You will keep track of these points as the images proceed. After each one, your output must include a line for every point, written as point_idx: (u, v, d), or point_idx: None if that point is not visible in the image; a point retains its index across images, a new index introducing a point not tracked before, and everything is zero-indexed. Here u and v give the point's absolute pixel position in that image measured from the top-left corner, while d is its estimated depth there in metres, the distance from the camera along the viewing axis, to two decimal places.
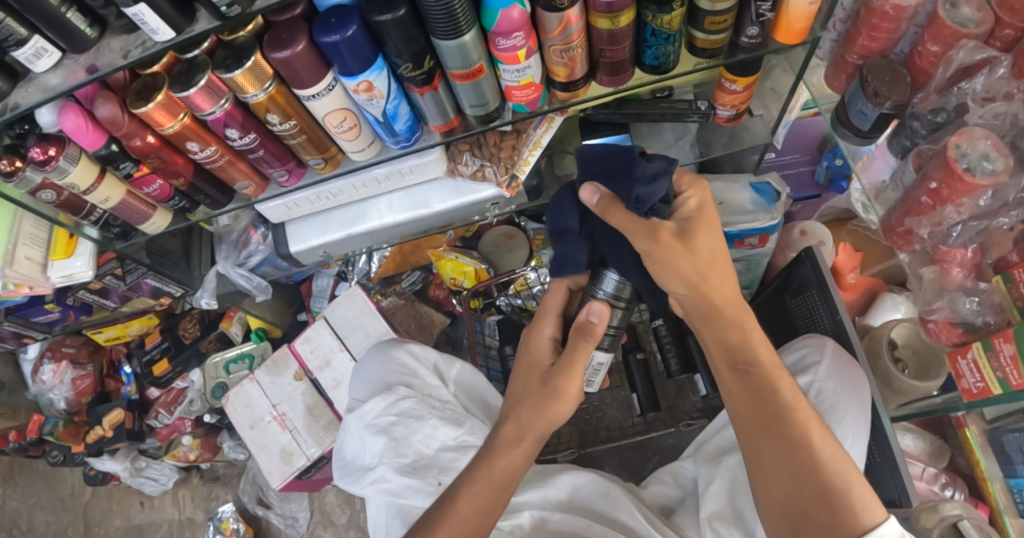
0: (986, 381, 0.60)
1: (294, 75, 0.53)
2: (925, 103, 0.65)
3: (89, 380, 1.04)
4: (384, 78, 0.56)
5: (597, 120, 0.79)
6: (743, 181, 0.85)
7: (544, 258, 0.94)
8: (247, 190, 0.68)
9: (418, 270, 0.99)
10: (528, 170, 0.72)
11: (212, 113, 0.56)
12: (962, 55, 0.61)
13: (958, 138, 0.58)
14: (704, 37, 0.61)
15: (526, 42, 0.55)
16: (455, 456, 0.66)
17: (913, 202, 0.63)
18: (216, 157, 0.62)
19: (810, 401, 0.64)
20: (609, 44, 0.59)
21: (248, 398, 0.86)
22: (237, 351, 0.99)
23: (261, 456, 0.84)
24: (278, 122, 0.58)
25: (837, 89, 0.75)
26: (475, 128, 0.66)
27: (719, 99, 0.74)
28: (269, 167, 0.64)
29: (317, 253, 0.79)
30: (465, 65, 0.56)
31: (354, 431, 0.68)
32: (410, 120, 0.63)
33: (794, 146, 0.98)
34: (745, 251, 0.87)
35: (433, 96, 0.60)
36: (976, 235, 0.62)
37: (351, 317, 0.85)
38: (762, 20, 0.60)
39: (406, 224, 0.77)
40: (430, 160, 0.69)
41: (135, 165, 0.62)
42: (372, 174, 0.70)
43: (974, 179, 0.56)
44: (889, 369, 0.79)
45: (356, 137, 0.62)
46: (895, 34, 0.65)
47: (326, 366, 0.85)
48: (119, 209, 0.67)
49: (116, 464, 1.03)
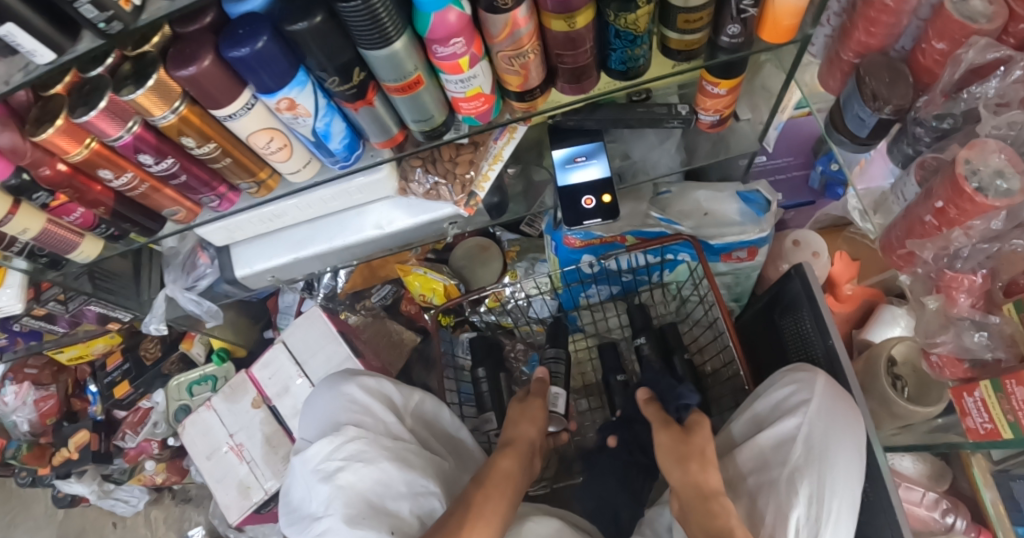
0: (995, 423, 0.54)
1: (205, 95, 0.47)
2: (930, 107, 0.57)
3: (53, 401, 1.01)
4: (308, 93, 0.50)
5: (567, 126, 0.71)
6: (730, 189, 0.78)
7: (518, 272, 0.90)
8: (177, 216, 0.62)
9: (388, 283, 0.93)
10: (488, 186, 0.65)
11: (120, 138, 0.50)
12: (972, 54, 0.53)
13: (968, 152, 0.50)
14: (678, 38, 0.54)
15: (467, 49, 0.49)
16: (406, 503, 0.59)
17: (916, 222, 0.56)
18: (136, 184, 0.56)
19: (797, 446, 0.59)
20: (567, 49, 0.52)
21: (206, 426, 0.82)
22: (199, 373, 0.94)
23: (218, 488, 0.80)
24: (197, 146, 0.52)
25: (831, 89, 0.67)
26: (424, 144, 0.60)
27: (700, 103, 0.67)
28: (196, 192, 0.58)
29: (265, 277, 0.74)
30: (400, 77, 0.49)
31: (299, 475, 0.63)
32: (347, 137, 0.56)
33: (787, 148, 0.89)
34: (733, 265, 0.80)
35: (369, 111, 0.53)
36: (986, 260, 0.55)
37: (311, 339, 0.80)
38: (743, 17, 0.52)
39: (357, 245, 0.71)
40: (379, 177, 0.63)
41: (51, 195, 0.56)
42: (315, 194, 0.63)
43: (986, 199, 0.49)
44: (886, 392, 0.73)
45: (289, 157, 0.56)
46: (895, 29, 0.57)
47: (286, 393, 0.80)
48: (42, 238, 0.61)
49: (83, 487, 1.00)
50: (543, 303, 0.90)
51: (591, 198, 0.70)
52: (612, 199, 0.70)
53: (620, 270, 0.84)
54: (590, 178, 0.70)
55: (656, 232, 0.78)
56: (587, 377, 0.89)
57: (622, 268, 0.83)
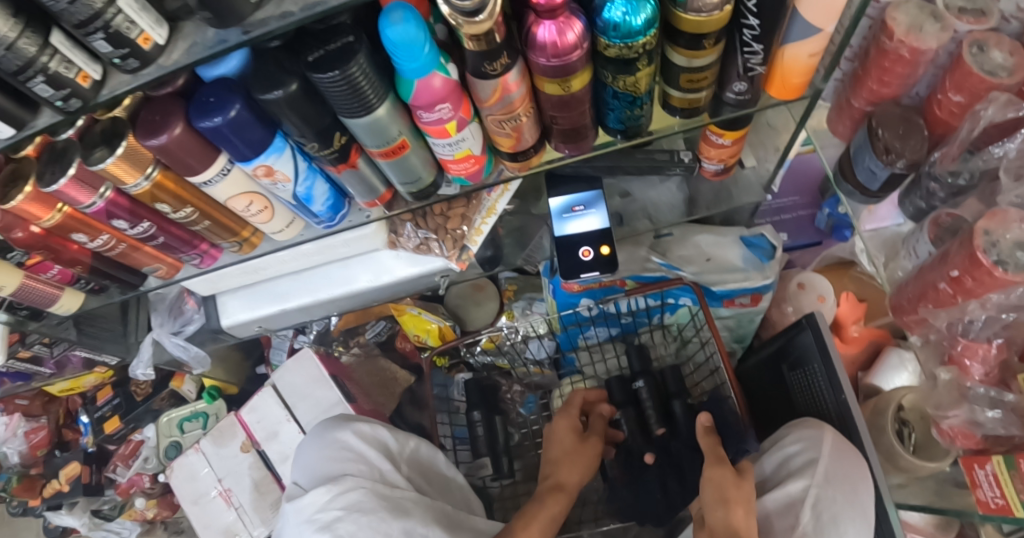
0: (1007, 499, 0.52)
1: (177, 162, 0.45)
2: (945, 161, 0.54)
3: (43, 432, 1.00)
4: (287, 159, 0.47)
5: (565, 172, 0.68)
6: (734, 234, 0.75)
7: (514, 312, 0.87)
8: (158, 273, 0.60)
9: (383, 319, 0.91)
10: (481, 239, 0.63)
11: (92, 205, 0.48)
12: (992, 111, 0.50)
13: (987, 222, 0.48)
14: (680, 96, 0.52)
15: (455, 113, 0.47)
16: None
17: (929, 287, 0.53)
18: (113, 245, 0.54)
19: (805, 512, 0.56)
20: (561, 110, 0.50)
21: (192, 470, 0.80)
22: (190, 409, 0.92)
23: (206, 534, 0.78)
24: (173, 211, 0.50)
25: (841, 136, 0.65)
26: (414, 203, 0.57)
27: (704, 151, 0.64)
28: (176, 251, 0.56)
29: (252, 326, 0.71)
30: (384, 143, 0.47)
31: (290, 525, 0.61)
32: (331, 198, 0.54)
33: (791, 188, 0.87)
34: (736, 311, 0.77)
35: (352, 173, 0.51)
36: (1003, 328, 0.52)
37: (300, 384, 0.78)
38: (750, 75, 0.50)
39: (345, 298, 0.68)
40: (367, 233, 0.61)
41: (25, 254, 0.55)
42: (300, 249, 0.61)
43: (1005, 274, 0.46)
44: (892, 446, 0.70)
45: (271, 219, 0.54)
46: (910, 79, 0.55)
47: (273, 438, 0.78)
48: (21, 295, 0.59)
49: (75, 519, 0.99)
50: (539, 345, 0.88)
51: (590, 249, 0.67)
52: (610, 251, 0.67)
53: (619, 313, 0.82)
54: (588, 228, 0.67)
55: (655, 277, 0.75)
56: None
57: (621, 311, 0.81)
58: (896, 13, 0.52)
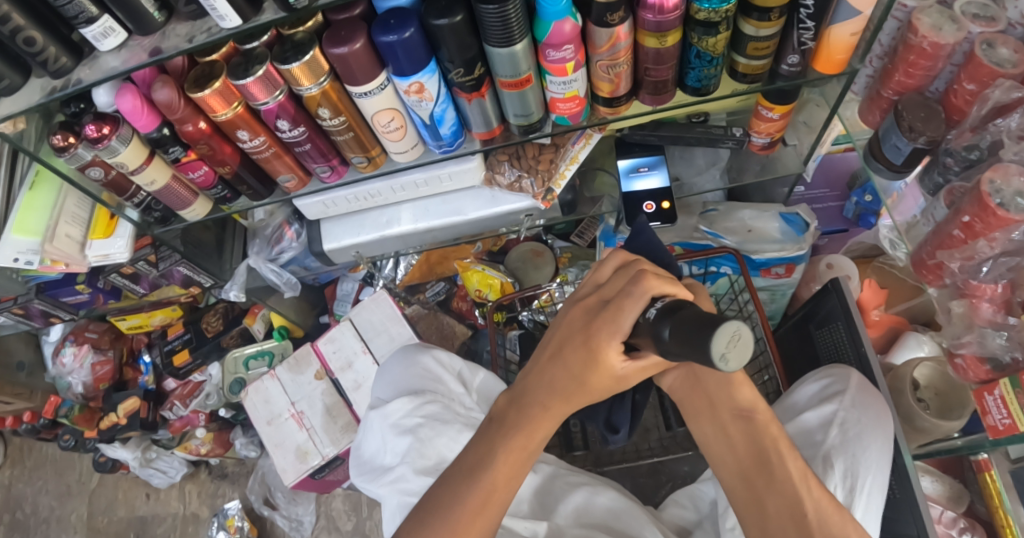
0: (1013, 418, 0.60)
1: (348, 72, 0.55)
2: (959, 139, 0.65)
3: (108, 366, 1.04)
4: (435, 80, 0.58)
5: (633, 140, 0.80)
6: (773, 210, 0.87)
7: (569, 276, 0.95)
8: (288, 184, 0.70)
9: (442, 281, 1.02)
10: (564, 183, 0.75)
11: (265, 103, 0.57)
12: (998, 94, 0.62)
13: (993, 174, 0.58)
14: (746, 62, 0.63)
15: (574, 55, 0.57)
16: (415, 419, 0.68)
17: (945, 236, 0.64)
18: (263, 148, 0.64)
19: (832, 429, 0.64)
20: (655, 63, 0.60)
21: (268, 394, 0.88)
22: (257, 348, 1.01)
23: (276, 452, 0.85)
24: (328, 118, 0.60)
25: (871, 124, 0.76)
26: (516, 138, 0.68)
27: (755, 126, 0.76)
28: (313, 161, 0.66)
29: (349, 252, 0.81)
30: (514, 74, 0.57)
31: (374, 431, 0.70)
32: (455, 125, 0.64)
33: (823, 180, 0.99)
34: (771, 280, 0.89)
35: (479, 103, 0.61)
36: (1007, 272, 0.62)
37: (376, 321, 0.87)
38: (803, 49, 0.61)
39: (439, 230, 0.79)
40: (469, 167, 0.71)
41: (184, 151, 0.64)
42: (410, 177, 0.72)
43: (1007, 214, 0.56)
44: (912, 406, 0.77)
45: (401, 138, 0.64)
46: (931, 71, 0.66)
47: (348, 368, 0.86)
48: (163, 192, 0.69)
49: (127, 453, 1.04)
50: None
51: (652, 204, 0.78)
52: (670, 206, 0.78)
53: None
54: (651, 187, 0.79)
55: (701, 244, 0.86)
56: None
57: None
58: (921, 15, 0.63)
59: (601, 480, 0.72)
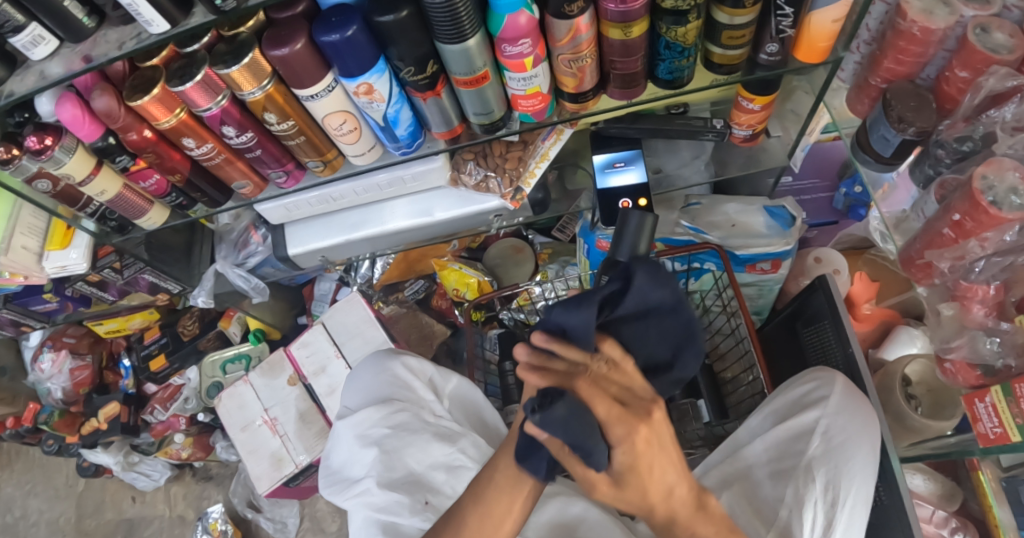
0: (1004, 427, 0.57)
1: (293, 75, 0.52)
2: (950, 130, 0.62)
3: (87, 371, 1.03)
4: (385, 80, 0.54)
5: (610, 134, 0.76)
6: (758, 204, 0.83)
7: (549, 272, 0.94)
8: (244, 190, 0.67)
9: (421, 278, 0.99)
10: (534, 182, 0.71)
11: (208, 110, 0.54)
12: (992, 82, 0.58)
13: (985, 169, 0.55)
14: (721, 52, 0.59)
15: (533, 49, 0.53)
16: (385, 431, 0.66)
17: (935, 234, 0.60)
18: (213, 155, 0.61)
19: (815, 438, 0.62)
20: (622, 56, 0.56)
21: (242, 400, 0.86)
22: (234, 351, 1.00)
23: (251, 459, 0.83)
24: (276, 122, 0.57)
25: (860, 113, 0.72)
26: (480, 137, 0.64)
27: (735, 118, 0.72)
28: (266, 167, 0.63)
29: (315, 257, 0.78)
30: (469, 71, 0.54)
31: (342, 442, 0.68)
32: (412, 125, 0.61)
33: (811, 170, 0.95)
34: (756, 276, 0.85)
35: (436, 102, 0.58)
36: (1001, 272, 0.58)
37: (351, 323, 0.84)
38: (782, 37, 0.58)
39: (408, 232, 0.75)
40: (434, 167, 0.68)
41: (132, 159, 0.61)
42: (373, 179, 0.68)
43: (1000, 213, 0.53)
44: (902, 407, 0.74)
45: (357, 140, 0.61)
46: (922, 58, 0.62)
47: (322, 373, 0.84)
48: (115, 202, 0.66)
49: (109, 457, 1.03)
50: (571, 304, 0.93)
51: (629, 202, 0.74)
52: (647, 203, 0.74)
53: None
54: (628, 183, 0.75)
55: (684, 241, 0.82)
56: None
57: None
58: None
59: (576, 490, 0.70)
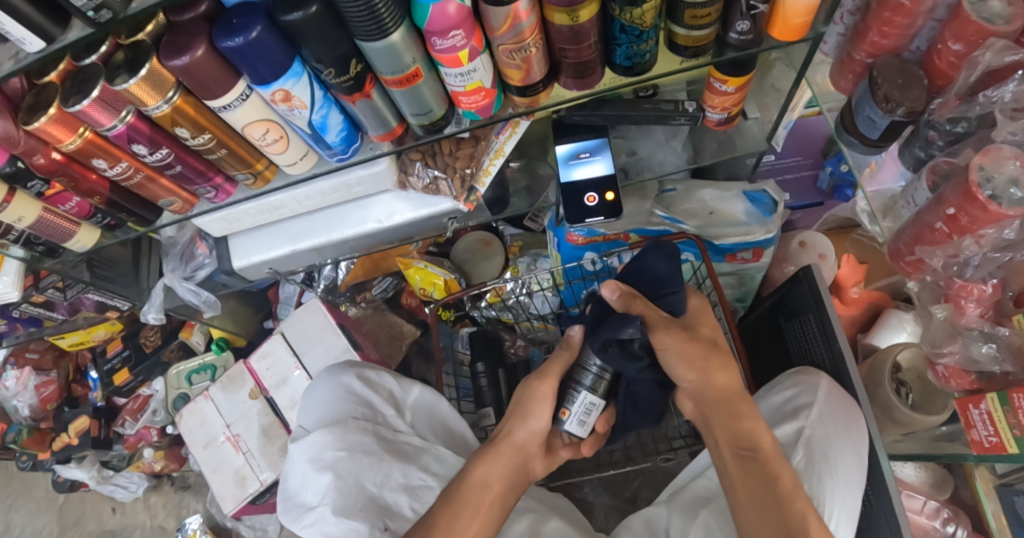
0: (1000, 437, 0.53)
1: (199, 86, 0.46)
2: (943, 110, 0.55)
3: (53, 387, 1.01)
4: (304, 85, 0.48)
5: (573, 122, 0.70)
6: (736, 189, 0.77)
7: (519, 267, 0.89)
8: (173, 207, 0.61)
9: (390, 276, 0.93)
10: (489, 181, 0.65)
11: (113, 128, 0.49)
12: (989, 56, 0.52)
13: (982, 158, 0.49)
14: (685, 33, 0.53)
15: (468, 41, 0.46)
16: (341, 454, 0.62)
17: (925, 228, 0.54)
18: (131, 174, 0.55)
19: (797, 451, 0.58)
20: (571, 43, 0.50)
21: (203, 417, 0.83)
22: (199, 362, 0.96)
23: (215, 478, 0.80)
24: (191, 136, 0.51)
25: (844, 89, 0.66)
26: (422, 138, 0.58)
27: (709, 100, 0.66)
28: (192, 183, 0.58)
29: (263, 269, 0.74)
30: (398, 70, 0.48)
31: (298, 465, 0.64)
32: (344, 130, 0.55)
33: (794, 148, 0.88)
34: (737, 265, 0.79)
35: (367, 104, 0.52)
36: (998, 269, 0.54)
37: (310, 330, 0.80)
38: (753, 13, 0.51)
39: (356, 239, 0.70)
40: (378, 171, 0.62)
41: (46, 183, 0.56)
42: (314, 186, 0.63)
43: (999, 209, 0.47)
44: (891, 399, 0.69)
45: (285, 149, 0.55)
46: (910, 29, 0.55)
47: (283, 385, 0.80)
48: (37, 228, 0.60)
49: (83, 472, 1.00)
50: (544, 300, 0.88)
51: (594, 196, 0.69)
52: (615, 196, 0.69)
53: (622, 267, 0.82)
54: (593, 174, 0.69)
55: (658, 231, 0.77)
56: None
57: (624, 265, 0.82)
58: None
59: (547, 506, 0.67)
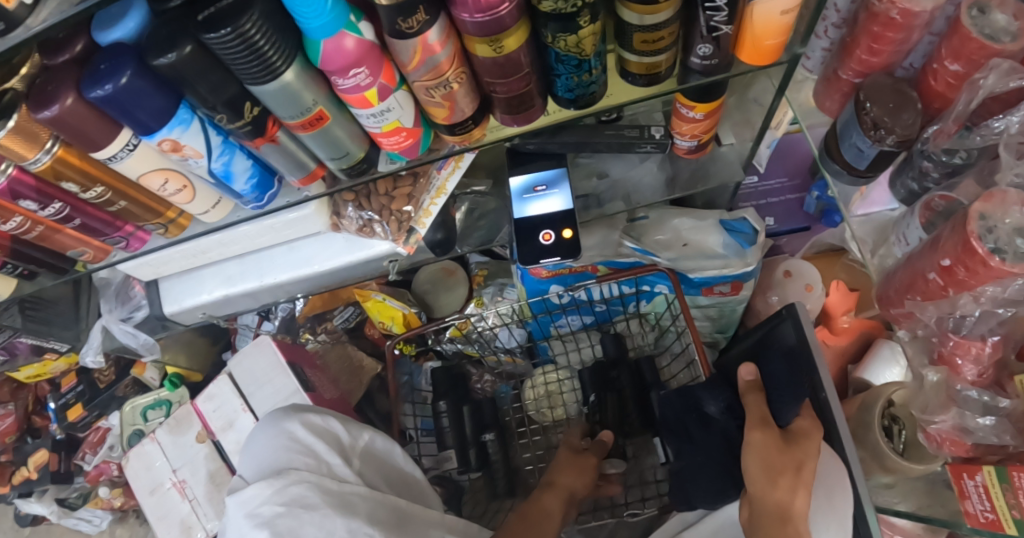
0: (997, 514, 0.45)
1: (79, 138, 0.40)
2: (937, 139, 0.49)
3: (11, 420, 0.95)
4: (195, 132, 0.43)
5: (529, 150, 0.64)
6: (713, 217, 0.71)
7: (483, 299, 0.84)
8: (84, 256, 0.57)
9: (351, 305, 0.88)
10: (430, 221, 0.60)
11: None
12: (992, 80, 0.44)
13: (983, 204, 0.42)
14: (637, 60, 0.46)
15: (374, 79, 0.41)
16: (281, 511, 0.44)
17: (919, 278, 0.48)
18: (30, 227, 0.50)
19: None
20: (500, 77, 0.44)
21: (149, 460, 0.80)
22: (153, 397, 0.92)
23: (161, 525, 0.78)
24: (82, 190, 0.46)
25: (829, 110, 0.59)
26: (347, 181, 0.53)
27: (676, 127, 0.59)
28: (99, 234, 0.53)
29: (197, 314, 0.70)
30: (298, 114, 0.42)
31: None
32: (255, 176, 0.49)
33: (779, 168, 0.82)
34: (715, 299, 0.73)
35: (273, 148, 0.46)
36: (999, 325, 0.47)
37: (258, 371, 0.74)
38: (715, 36, 0.44)
39: (293, 282, 0.66)
40: (307, 214, 0.57)
41: None
42: (238, 231, 0.58)
43: (1002, 265, 0.40)
44: (878, 443, 0.58)
45: (193, 198, 0.50)
46: (903, 45, 0.48)
47: (229, 428, 0.76)
48: None
49: (42, 507, 0.98)
50: (510, 333, 0.83)
51: (551, 233, 0.62)
52: (572, 235, 0.62)
53: (591, 300, 0.77)
54: (550, 209, 0.63)
55: (629, 263, 0.71)
56: (556, 413, 0.81)
57: (593, 298, 0.76)
58: None
59: None
